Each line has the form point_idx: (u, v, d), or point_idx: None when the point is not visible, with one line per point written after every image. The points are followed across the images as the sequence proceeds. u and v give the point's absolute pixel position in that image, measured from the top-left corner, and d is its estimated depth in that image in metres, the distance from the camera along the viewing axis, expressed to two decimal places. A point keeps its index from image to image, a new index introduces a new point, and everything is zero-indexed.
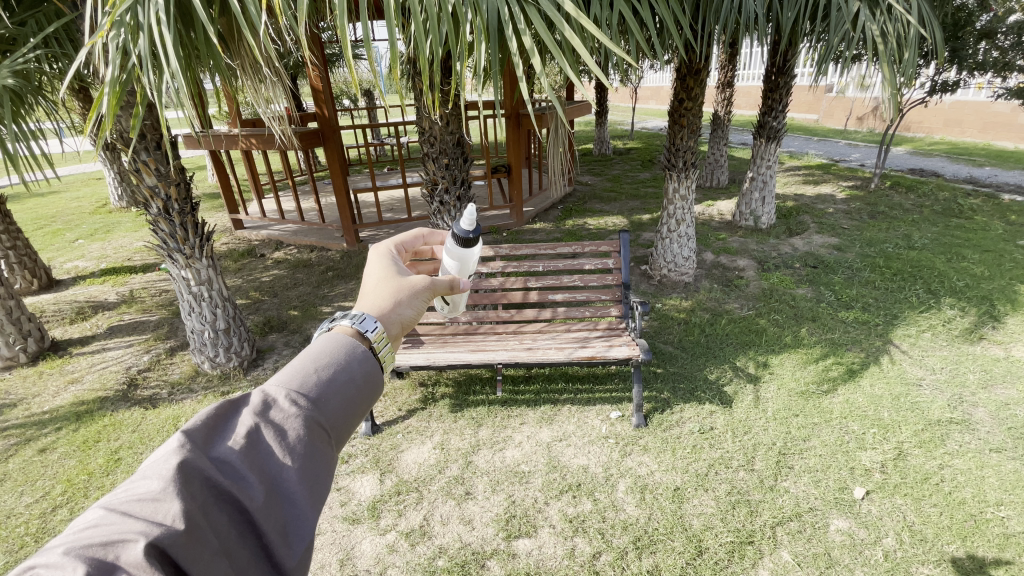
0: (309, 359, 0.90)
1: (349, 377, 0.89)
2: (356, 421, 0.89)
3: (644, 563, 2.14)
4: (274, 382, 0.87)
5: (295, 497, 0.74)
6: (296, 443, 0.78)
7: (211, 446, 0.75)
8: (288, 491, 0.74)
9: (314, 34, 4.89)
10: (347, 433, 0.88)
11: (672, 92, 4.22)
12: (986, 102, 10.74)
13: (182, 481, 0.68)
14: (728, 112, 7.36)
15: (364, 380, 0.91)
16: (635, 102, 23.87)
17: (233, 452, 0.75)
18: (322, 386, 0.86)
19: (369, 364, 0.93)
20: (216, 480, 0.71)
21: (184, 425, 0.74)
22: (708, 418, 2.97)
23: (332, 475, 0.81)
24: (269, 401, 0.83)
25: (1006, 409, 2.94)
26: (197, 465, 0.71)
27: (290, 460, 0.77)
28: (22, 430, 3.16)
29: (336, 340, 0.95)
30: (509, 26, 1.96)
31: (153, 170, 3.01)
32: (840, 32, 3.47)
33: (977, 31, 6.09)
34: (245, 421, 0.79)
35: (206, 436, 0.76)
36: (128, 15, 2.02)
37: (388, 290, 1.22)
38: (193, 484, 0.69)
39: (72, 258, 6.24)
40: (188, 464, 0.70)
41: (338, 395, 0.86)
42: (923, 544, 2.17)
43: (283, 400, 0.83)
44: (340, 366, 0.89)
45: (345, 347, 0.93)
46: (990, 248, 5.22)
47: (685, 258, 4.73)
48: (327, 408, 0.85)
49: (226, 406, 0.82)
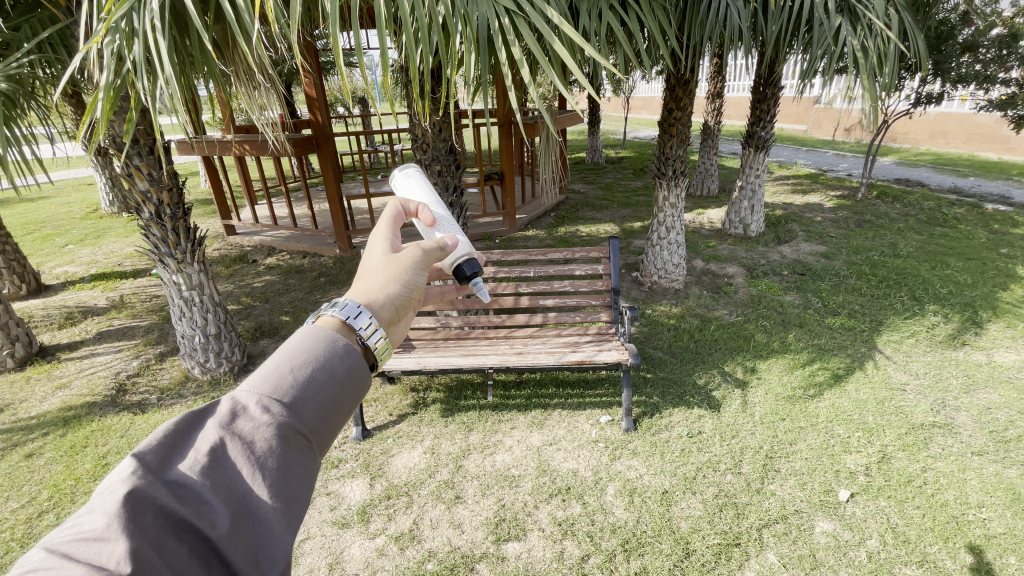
0: (284, 358, 0.84)
1: (329, 375, 0.84)
2: (339, 422, 0.85)
3: (633, 566, 2.15)
4: (243, 388, 0.82)
5: (265, 516, 0.71)
6: (266, 457, 0.74)
7: (168, 467, 0.71)
8: (257, 512, 0.71)
9: (308, 42, 4.93)
10: (328, 434, 0.84)
11: (662, 102, 4.30)
12: (969, 114, 11.01)
13: (132, 512, 0.64)
14: (717, 122, 7.48)
15: (346, 376, 0.86)
16: (628, 112, 24.18)
17: (194, 473, 0.71)
18: (298, 388, 0.81)
19: (352, 359, 0.88)
20: (172, 508, 0.66)
21: (136, 447, 0.70)
22: (696, 422, 3.01)
23: (309, 486, 0.77)
24: (238, 411, 0.79)
25: (988, 412, 3.00)
26: (151, 493, 0.66)
27: (260, 475, 0.73)
28: (7, 436, 3.12)
29: (314, 333, 0.89)
30: (499, 36, 1.99)
31: (146, 175, 3.03)
32: (823, 45, 3.59)
33: (960, 44, 6.25)
34: (210, 437, 0.75)
35: (163, 456, 0.73)
36: (123, 21, 2.05)
37: (378, 274, 1.17)
38: (144, 515, 0.64)
39: (62, 262, 6.19)
40: (140, 493, 0.66)
41: (317, 397, 0.81)
42: (906, 545, 2.21)
43: (254, 408, 0.79)
44: (318, 363, 0.84)
45: (325, 342, 0.88)
46: (974, 257, 5.33)
47: (674, 265, 4.81)
48: (304, 413, 0.80)
49: (189, 418, 0.78)
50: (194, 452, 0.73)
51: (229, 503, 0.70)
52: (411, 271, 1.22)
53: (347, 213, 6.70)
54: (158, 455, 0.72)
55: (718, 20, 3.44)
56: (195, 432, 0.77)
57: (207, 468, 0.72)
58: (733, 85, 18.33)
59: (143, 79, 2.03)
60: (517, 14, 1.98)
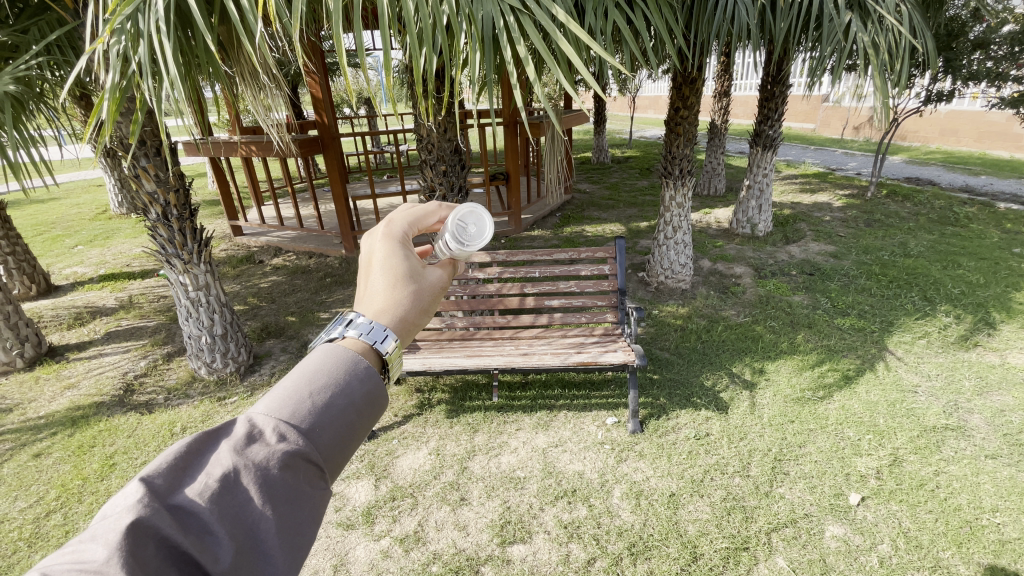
0: (304, 380, 0.82)
1: (349, 401, 0.82)
2: (353, 452, 0.83)
3: (640, 569, 2.13)
4: (259, 410, 0.80)
5: (271, 552, 0.68)
6: (278, 488, 0.71)
7: (174, 493, 0.68)
8: (264, 546, 0.68)
9: (313, 43, 4.94)
10: (339, 463, 0.82)
11: (669, 100, 4.25)
12: (980, 111, 10.86)
13: (135, 543, 0.59)
14: (724, 121, 7.42)
15: (366, 402, 0.84)
16: (632, 111, 24.14)
17: (202, 501, 0.67)
18: (316, 413, 0.79)
19: (373, 385, 0.87)
20: (176, 540, 0.62)
21: (146, 469, 0.66)
22: (704, 424, 2.97)
23: (317, 519, 0.75)
24: (254, 435, 0.76)
25: (1001, 415, 2.94)
26: (156, 522, 0.62)
27: (270, 507, 0.70)
28: (16, 435, 3.15)
29: (336, 354, 0.87)
30: (504, 35, 1.96)
31: (153, 176, 3.04)
32: (832, 42, 3.54)
33: (971, 41, 6.15)
34: (222, 462, 0.72)
35: (170, 480, 0.70)
36: (129, 23, 2.05)
37: (402, 294, 1.09)
38: (146, 545, 0.60)
39: (71, 263, 6.26)
40: (145, 521, 0.62)
41: (335, 424, 0.80)
42: (918, 550, 2.17)
43: (270, 434, 0.76)
44: (339, 387, 0.82)
45: (347, 363, 0.86)
46: (986, 257, 5.24)
47: (681, 265, 4.77)
48: (320, 441, 0.78)
49: (201, 440, 0.75)
50: (203, 478, 0.71)
51: (234, 537, 0.67)
52: (431, 299, 1.15)
53: (353, 214, 6.71)
54: (165, 480, 0.69)
55: (725, 17, 3.39)
56: (204, 456, 0.75)
57: (216, 497, 0.69)
58: (740, 84, 18.20)
59: (149, 80, 2.03)
60: (522, 12, 1.95)
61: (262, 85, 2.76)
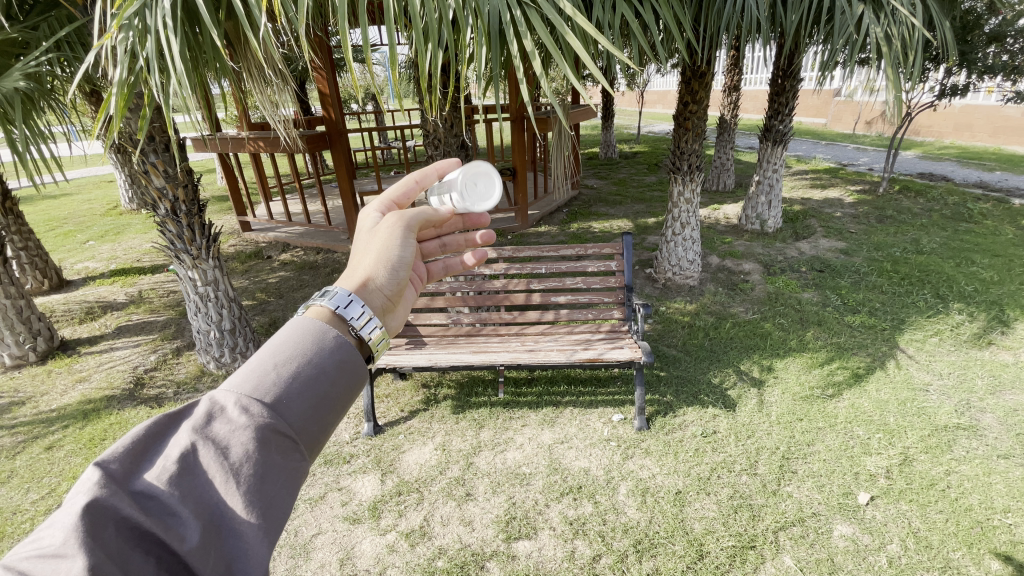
0: (269, 354, 0.85)
1: (318, 371, 0.85)
2: (326, 420, 0.85)
3: (645, 567, 2.12)
4: (223, 387, 0.83)
5: (239, 526, 0.72)
6: (242, 463, 0.74)
7: (135, 476, 0.72)
8: (232, 521, 0.72)
9: (320, 38, 4.94)
10: (317, 433, 0.85)
11: (677, 95, 4.20)
12: (996, 105, 10.65)
13: (92, 525, 0.64)
14: (733, 116, 7.34)
15: (338, 371, 0.87)
16: (641, 106, 23.93)
17: (163, 482, 0.71)
18: (281, 385, 0.81)
19: (343, 353, 0.89)
20: (135, 521, 0.66)
21: (101, 456, 0.70)
22: (711, 422, 2.95)
23: (291, 491, 0.78)
24: (216, 412, 0.79)
25: (1014, 415, 2.89)
26: (115, 504, 0.67)
27: (235, 484, 0.73)
28: (29, 428, 3.20)
29: (304, 325, 0.91)
30: (510, 29, 1.94)
31: (161, 172, 3.06)
32: (844, 35, 3.47)
33: (987, 34, 6.02)
34: (183, 442, 0.76)
35: (132, 463, 0.73)
36: (136, 19, 2.06)
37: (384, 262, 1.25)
38: (105, 527, 0.65)
39: (82, 258, 6.33)
40: (102, 505, 0.66)
41: (302, 395, 0.82)
42: (928, 550, 2.14)
43: (233, 409, 0.79)
44: (305, 360, 0.85)
45: (314, 335, 0.89)
46: (1001, 253, 5.15)
47: (689, 261, 4.72)
48: (289, 413, 0.81)
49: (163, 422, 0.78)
50: (164, 460, 0.74)
51: (200, 514, 0.71)
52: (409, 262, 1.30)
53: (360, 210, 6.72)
54: (124, 464, 0.72)
55: (735, 10, 3.34)
56: (168, 437, 0.78)
57: (177, 477, 0.72)
58: (750, 78, 18.02)
59: (156, 77, 2.03)
60: (530, 6, 1.93)
61: (269, 80, 2.76)
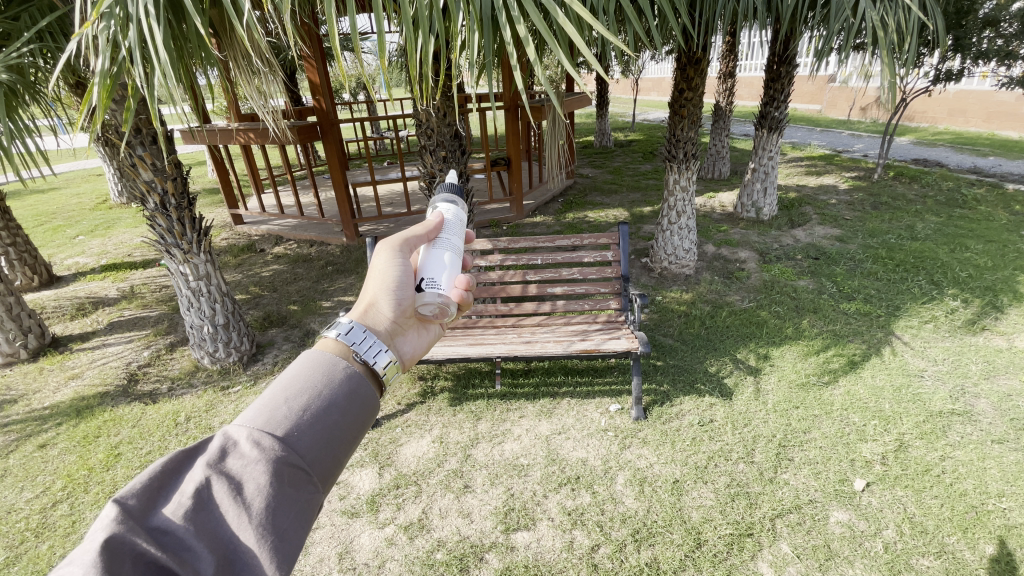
0: (282, 388, 0.87)
1: (329, 403, 0.88)
2: (335, 454, 0.86)
3: (643, 556, 2.13)
4: (235, 424, 0.83)
5: (252, 562, 0.70)
6: (256, 495, 0.74)
7: (150, 514, 0.70)
8: (248, 554, 0.70)
9: (310, 28, 4.83)
10: (327, 465, 0.85)
11: (673, 82, 4.15)
12: (989, 91, 10.66)
13: (110, 560, 0.62)
14: (728, 104, 7.28)
15: (347, 402, 0.90)
16: (635, 94, 23.88)
17: (179, 516, 0.70)
18: (293, 418, 0.83)
19: (353, 384, 0.92)
20: (153, 557, 0.65)
21: (120, 491, 0.69)
22: (708, 410, 2.96)
23: (303, 526, 0.76)
24: (228, 447, 0.80)
25: (1008, 400, 2.91)
26: (132, 539, 0.65)
27: (249, 518, 0.72)
28: (22, 426, 3.17)
29: (312, 361, 0.94)
30: (503, 14, 1.85)
31: (149, 165, 3.00)
32: (840, 19, 3.41)
33: (981, 19, 5.98)
34: (197, 476, 0.75)
35: (147, 501, 0.72)
36: (118, 7, 1.98)
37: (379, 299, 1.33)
38: (122, 562, 0.63)
39: (73, 254, 6.25)
40: (121, 539, 0.64)
41: (313, 427, 0.84)
42: (923, 536, 2.16)
43: (245, 444, 0.79)
44: (316, 393, 0.88)
45: (323, 369, 0.93)
46: (994, 239, 5.17)
47: (685, 251, 4.71)
48: (301, 444, 0.82)
49: (180, 457, 0.78)
50: (179, 495, 0.73)
51: (214, 549, 0.70)
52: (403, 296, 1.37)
53: (354, 202, 6.66)
54: (140, 500, 0.71)
55: None
56: (180, 474, 0.77)
57: (193, 513, 0.71)
58: (744, 64, 17.99)
59: (138, 66, 1.95)
60: None
61: (255, 69, 2.70)
